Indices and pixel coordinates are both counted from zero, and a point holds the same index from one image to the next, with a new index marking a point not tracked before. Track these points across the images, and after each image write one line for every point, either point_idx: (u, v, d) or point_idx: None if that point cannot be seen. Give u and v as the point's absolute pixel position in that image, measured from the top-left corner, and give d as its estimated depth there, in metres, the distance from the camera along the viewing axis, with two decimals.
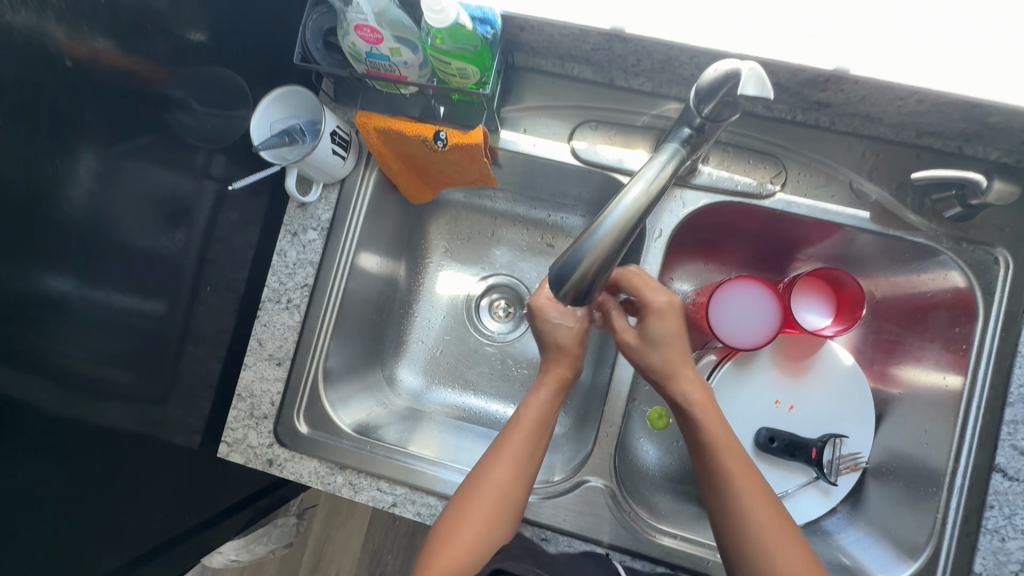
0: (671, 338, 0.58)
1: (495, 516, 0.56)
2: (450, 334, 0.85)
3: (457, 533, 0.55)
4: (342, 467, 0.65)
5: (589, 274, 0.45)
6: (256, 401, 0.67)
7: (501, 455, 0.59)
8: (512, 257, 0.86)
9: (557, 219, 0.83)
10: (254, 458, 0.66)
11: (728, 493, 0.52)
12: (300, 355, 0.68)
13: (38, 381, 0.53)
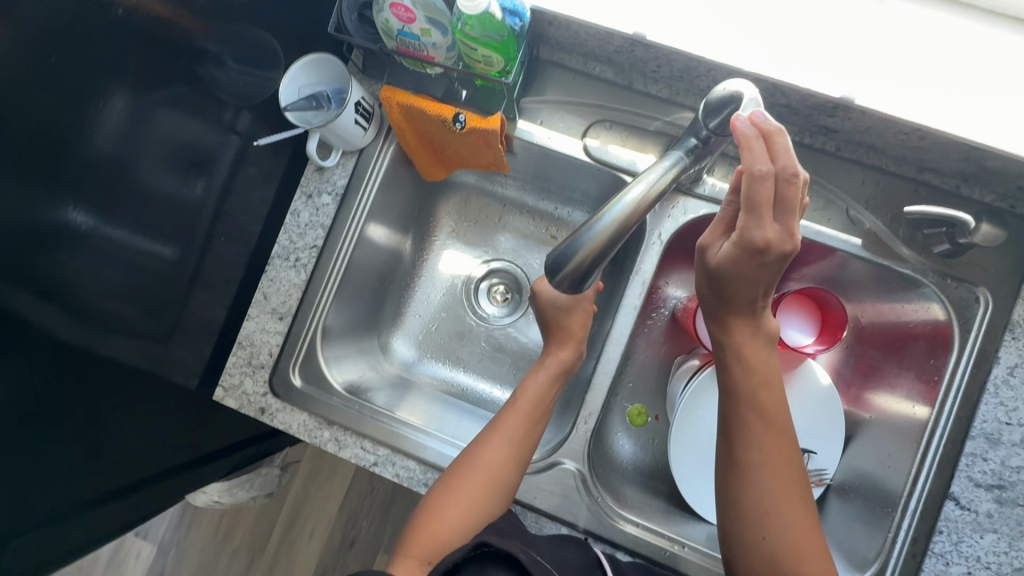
0: (745, 285, 0.51)
1: (487, 489, 0.60)
2: (447, 312, 0.88)
3: (444, 509, 0.59)
4: (330, 423, 0.68)
5: (583, 265, 0.48)
6: (255, 350, 0.70)
7: (489, 438, 0.63)
8: (515, 244, 0.89)
9: (563, 213, 0.85)
10: (247, 404, 0.69)
11: (764, 477, 0.53)
12: (302, 313, 0.71)
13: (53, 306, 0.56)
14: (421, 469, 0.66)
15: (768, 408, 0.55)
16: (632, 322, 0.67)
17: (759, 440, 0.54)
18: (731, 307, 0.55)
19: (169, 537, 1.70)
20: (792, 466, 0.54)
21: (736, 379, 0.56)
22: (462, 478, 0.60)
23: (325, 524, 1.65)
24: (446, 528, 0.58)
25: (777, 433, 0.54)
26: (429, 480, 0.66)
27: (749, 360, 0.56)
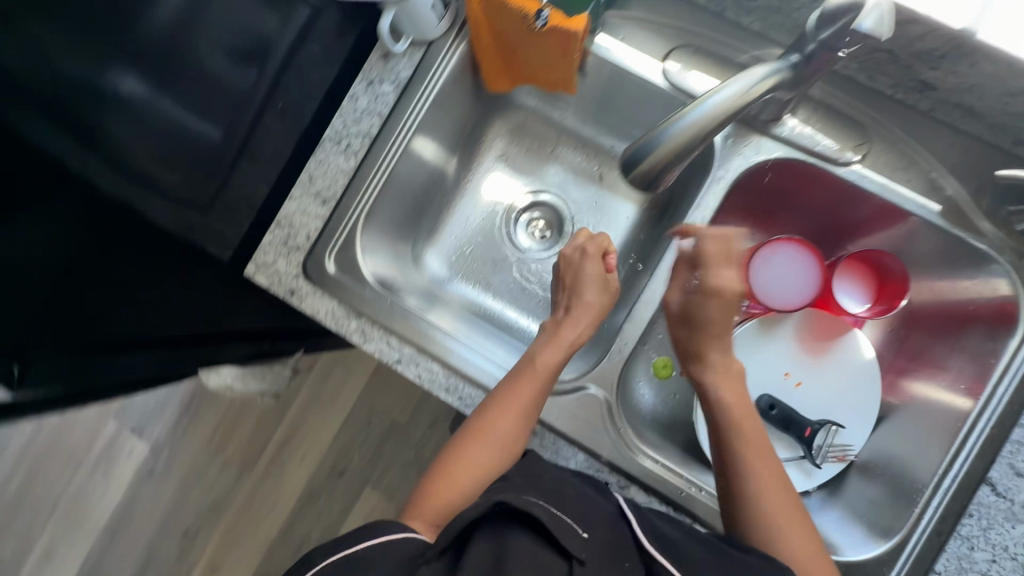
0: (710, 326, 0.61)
1: (494, 459, 0.60)
2: (483, 237, 0.86)
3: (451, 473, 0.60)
4: (358, 314, 0.67)
5: (657, 166, 0.47)
6: (292, 231, 0.69)
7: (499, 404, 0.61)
8: (564, 177, 0.86)
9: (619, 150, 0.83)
10: (277, 283, 0.68)
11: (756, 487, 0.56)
12: (346, 200, 0.69)
13: (83, 149, 0.61)
14: (444, 373, 0.65)
15: (746, 422, 0.59)
16: (685, 258, 0.65)
17: (748, 450, 0.57)
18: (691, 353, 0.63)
19: (163, 439, 1.73)
20: (778, 477, 0.57)
21: (724, 402, 0.60)
22: (471, 443, 0.60)
23: (317, 450, 1.68)
24: (454, 493, 0.59)
25: (761, 444, 0.58)
26: (450, 386, 0.65)
27: (725, 388, 0.61)
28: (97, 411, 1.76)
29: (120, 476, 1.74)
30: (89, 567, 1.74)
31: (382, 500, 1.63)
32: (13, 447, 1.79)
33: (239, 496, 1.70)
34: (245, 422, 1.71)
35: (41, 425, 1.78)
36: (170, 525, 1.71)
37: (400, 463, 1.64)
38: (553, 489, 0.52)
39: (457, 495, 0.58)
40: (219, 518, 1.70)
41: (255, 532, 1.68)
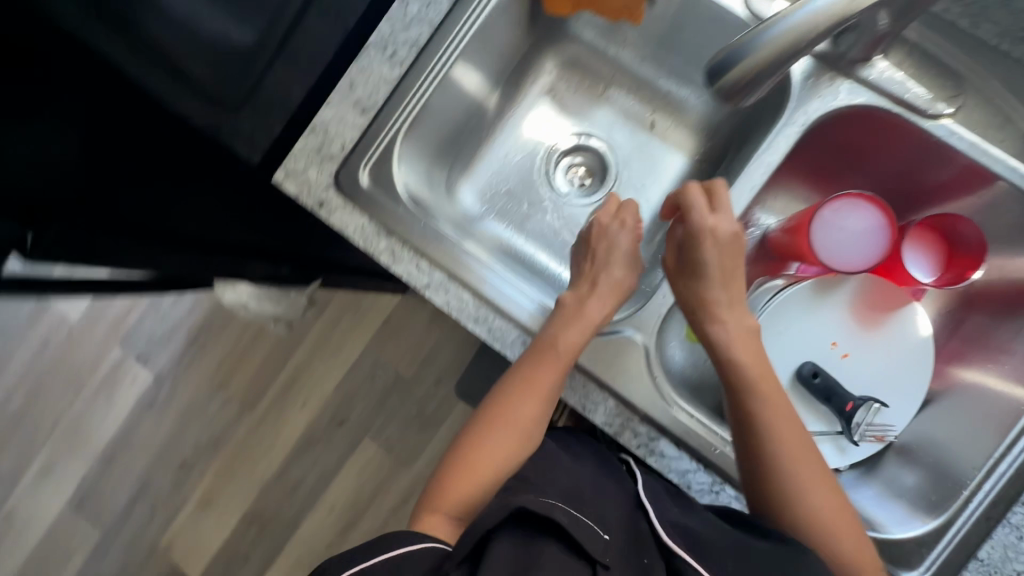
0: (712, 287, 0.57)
1: (513, 449, 0.59)
2: (520, 177, 0.82)
3: (469, 469, 0.59)
4: (389, 234, 0.63)
5: (749, 75, 0.43)
6: (327, 139, 0.64)
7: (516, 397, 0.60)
8: (613, 120, 0.81)
9: (676, 95, 0.78)
10: (307, 193, 0.64)
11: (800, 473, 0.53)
12: (388, 110, 0.64)
13: (90, 18, 0.58)
14: (475, 304, 0.62)
15: (775, 399, 0.54)
16: (748, 200, 0.60)
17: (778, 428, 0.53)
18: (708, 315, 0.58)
19: (167, 369, 1.72)
20: (817, 460, 0.54)
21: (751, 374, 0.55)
22: (490, 439, 0.60)
23: (319, 396, 1.66)
24: (472, 485, 0.59)
25: (791, 426, 0.54)
26: (479, 316, 0.62)
27: (739, 347, 0.56)
28: (103, 335, 1.75)
29: (122, 402, 1.74)
30: (85, 488, 1.74)
31: (380, 452, 1.62)
32: (17, 362, 1.79)
33: (237, 434, 1.69)
34: (250, 360, 1.70)
35: (46, 343, 1.78)
36: (166, 455, 1.71)
37: (400, 418, 1.63)
38: (570, 490, 0.53)
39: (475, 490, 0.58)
40: (216, 453, 1.70)
41: (251, 471, 1.68)
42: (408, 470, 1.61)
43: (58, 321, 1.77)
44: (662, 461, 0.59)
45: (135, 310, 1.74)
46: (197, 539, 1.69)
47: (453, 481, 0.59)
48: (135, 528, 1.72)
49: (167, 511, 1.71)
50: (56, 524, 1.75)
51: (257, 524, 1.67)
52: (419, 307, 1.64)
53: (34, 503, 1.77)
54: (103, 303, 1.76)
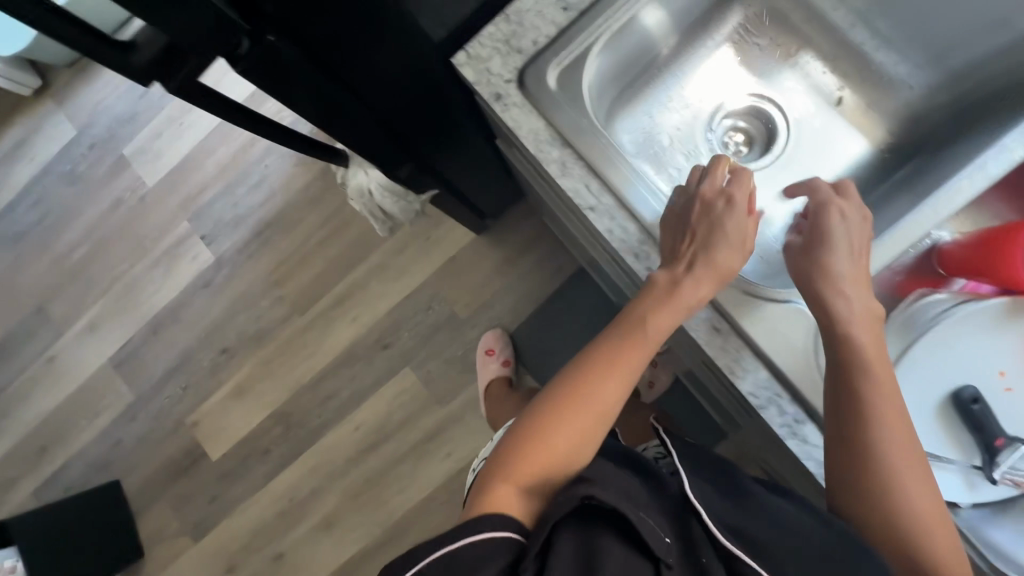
0: (845, 283, 0.60)
1: (593, 422, 0.59)
2: (686, 127, 0.80)
3: (547, 437, 0.58)
4: (563, 144, 0.59)
5: None
6: (520, 31, 0.60)
7: (606, 371, 0.59)
8: (787, 87, 0.85)
9: (875, 62, 0.82)
10: (485, 83, 0.60)
11: (890, 472, 0.57)
12: (593, 14, 0.60)
13: None
14: (638, 238, 0.59)
15: (886, 403, 0.59)
16: (980, 189, 0.64)
17: (886, 440, 0.58)
18: (830, 285, 0.60)
19: (228, 255, 1.73)
20: (912, 453, 0.58)
21: (868, 355, 0.59)
22: (571, 407, 0.59)
23: (369, 317, 1.66)
24: (549, 457, 0.58)
25: (898, 433, 0.58)
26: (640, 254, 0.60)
27: (858, 326, 0.60)
28: (175, 207, 1.76)
29: (179, 276, 1.76)
30: (128, 349, 1.78)
31: (417, 385, 1.62)
32: (88, 214, 1.81)
33: (283, 333, 1.70)
34: (310, 265, 1.69)
35: (118, 203, 1.79)
36: (211, 337, 1.73)
37: (445, 356, 1.61)
38: (632, 492, 0.56)
39: (550, 466, 0.58)
40: (259, 347, 1.71)
41: (288, 372, 1.70)
42: (441, 409, 1.60)
43: (134, 183, 1.78)
44: (803, 445, 0.64)
45: (209, 190, 1.74)
46: (222, 424, 1.72)
47: (531, 453, 0.57)
48: (167, 399, 1.75)
49: (200, 390, 1.74)
50: (94, 377, 1.80)
51: (282, 424, 1.69)
52: (488, 253, 1.60)
53: (78, 352, 1.81)
54: (181, 176, 1.76)
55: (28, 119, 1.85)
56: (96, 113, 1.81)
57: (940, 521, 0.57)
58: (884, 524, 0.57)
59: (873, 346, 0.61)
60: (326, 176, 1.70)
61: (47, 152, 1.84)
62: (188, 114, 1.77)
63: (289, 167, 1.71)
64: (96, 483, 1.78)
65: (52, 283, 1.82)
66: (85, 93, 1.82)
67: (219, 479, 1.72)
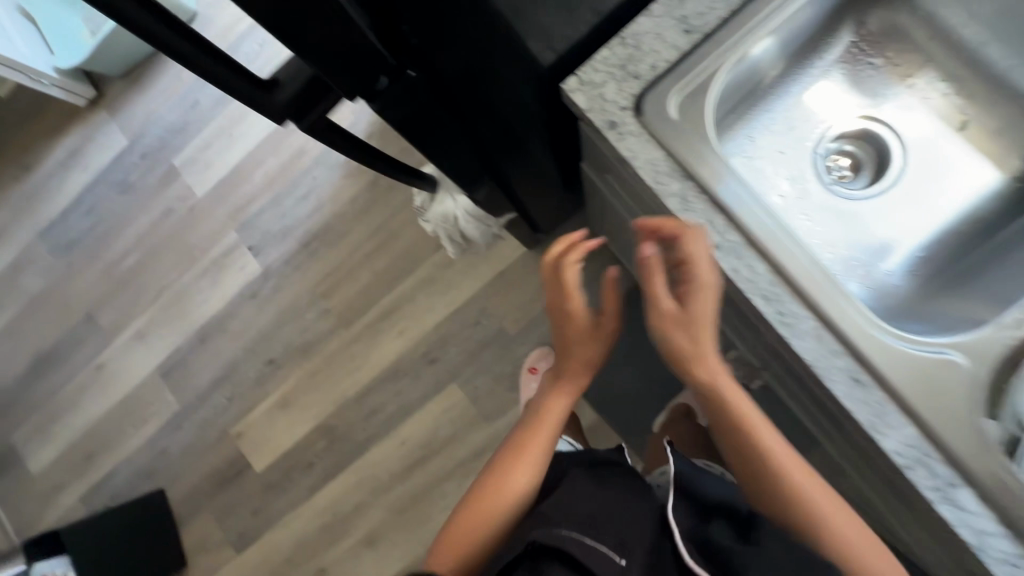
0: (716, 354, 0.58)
1: (515, 488, 0.78)
2: (794, 142, 0.79)
3: (473, 516, 0.77)
4: (684, 178, 0.56)
5: None
6: (638, 55, 0.56)
7: (510, 469, 0.79)
8: (898, 107, 0.82)
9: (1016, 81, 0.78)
10: (599, 111, 0.57)
11: (796, 501, 0.67)
12: (718, 37, 0.56)
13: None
14: (769, 278, 0.57)
15: (766, 446, 0.69)
16: None
17: (783, 475, 0.68)
18: (704, 371, 0.58)
19: (275, 266, 1.73)
20: (810, 482, 0.68)
21: (737, 412, 0.70)
22: (496, 481, 0.79)
23: (416, 331, 1.64)
24: (486, 521, 0.77)
25: (788, 468, 0.69)
26: (769, 292, 0.57)
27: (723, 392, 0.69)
28: (223, 218, 1.76)
29: (226, 286, 1.76)
30: (174, 359, 1.79)
31: (464, 402, 1.59)
32: (138, 224, 1.82)
33: (329, 345, 1.69)
34: (357, 277, 1.68)
35: (168, 212, 1.80)
36: (257, 348, 1.73)
37: (493, 372, 1.58)
38: (590, 518, 0.67)
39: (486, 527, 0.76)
40: (304, 359, 1.70)
41: (334, 384, 1.68)
42: (489, 426, 1.57)
43: (183, 193, 1.79)
44: (957, 512, 0.57)
45: (257, 201, 1.74)
46: (267, 435, 1.72)
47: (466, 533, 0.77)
48: (212, 409, 1.75)
49: (246, 401, 1.73)
50: (142, 385, 1.81)
51: (327, 437, 1.68)
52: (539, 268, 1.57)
53: (126, 360, 1.82)
54: (230, 186, 1.76)
55: (82, 129, 1.88)
56: (147, 123, 1.83)
57: (857, 530, 0.66)
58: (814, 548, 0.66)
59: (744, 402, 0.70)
60: (374, 187, 1.69)
61: (100, 162, 1.86)
62: (238, 125, 1.77)
63: (337, 178, 1.70)
64: (142, 490, 1.78)
65: (102, 291, 1.84)
66: (137, 103, 1.84)
67: (263, 491, 1.71)
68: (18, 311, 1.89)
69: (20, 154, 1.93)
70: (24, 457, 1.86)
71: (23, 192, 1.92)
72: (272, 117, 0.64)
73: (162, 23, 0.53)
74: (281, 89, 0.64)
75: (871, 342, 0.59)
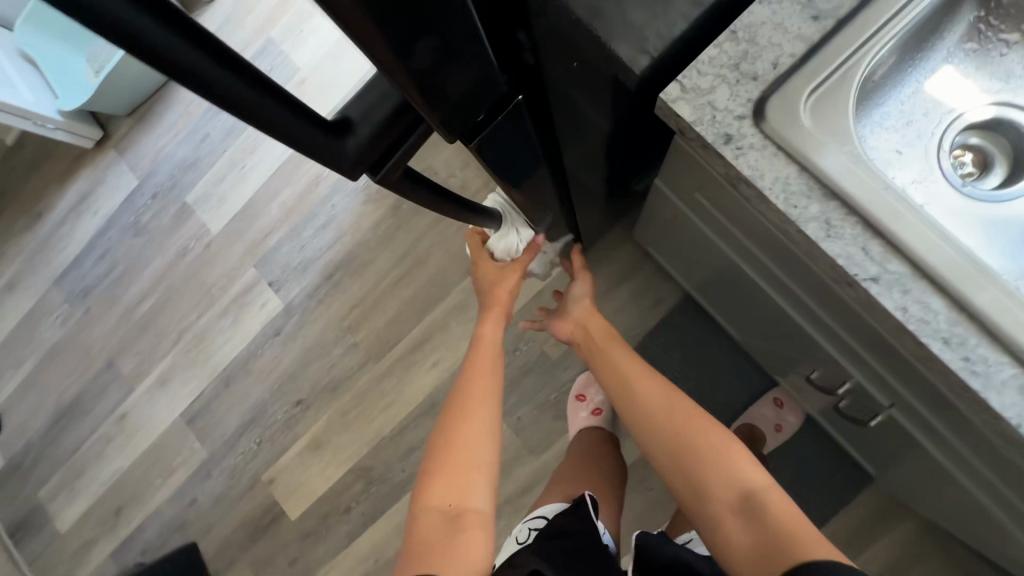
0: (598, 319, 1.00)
1: (489, 415, 0.80)
2: (916, 136, 0.63)
3: (456, 439, 0.76)
4: (825, 198, 0.47)
5: None
6: (754, 54, 0.48)
7: (469, 396, 0.82)
8: None
9: None
10: (709, 122, 0.48)
11: (695, 459, 0.73)
12: (853, 23, 0.47)
13: None
14: (948, 317, 0.45)
15: (669, 410, 0.80)
16: None
17: (684, 435, 0.76)
18: (605, 339, 0.96)
19: (297, 302, 1.64)
20: (716, 433, 0.75)
21: (644, 383, 0.85)
22: (470, 410, 0.80)
23: (450, 361, 1.54)
24: (469, 440, 0.76)
25: (690, 424, 0.77)
26: (951, 333, 0.45)
27: (630, 368, 0.88)
28: (240, 254, 1.68)
29: (248, 326, 1.67)
30: (198, 406, 1.70)
31: (508, 435, 1.47)
32: (153, 266, 1.75)
33: (359, 382, 1.59)
34: (385, 308, 1.59)
35: (183, 252, 1.73)
36: (284, 390, 1.64)
37: (537, 401, 1.47)
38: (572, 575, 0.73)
39: (472, 447, 0.75)
40: (335, 398, 1.61)
41: (367, 423, 1.59)
42: (536, 460, 1.45)
43: (198, 231, 1.72)
44: None
45: (275, 235, 1.66)
46: (301, 480, 1.62)
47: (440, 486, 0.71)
48: (241, 456, 1.66)
49: (276, 446, 1.64)
50: (165, 434, 1.72)
51: (364, 479, 1.58)
52: None
53: (149, 409, 1.74)
54: (245, 221, 1.68)
55: (91, 172, 1.82)
56: (157, 161, 1.76)
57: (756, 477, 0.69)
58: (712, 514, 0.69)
59: (651, 378, 0.86)
60: (396, 212, 1.60)
61: (111, 204, 1.80)
62: (250, 156, 1.70)
63: (357, 206, 1.61)
64: (174, 545, 1.69)
65: (120, 339, 1.77)
66: (145, 141, 1.77)
67: (299, 540, 1.61)
68: (37, 363, 1.83)
69: (29, 202, 1.87)
70: (50, 516, 1.79)
71: (34, 240, 1.86)
72: (344, 171, 0.53)
73: (225, 65, 0.40)
74: (353, 136, 0.52)
75: None
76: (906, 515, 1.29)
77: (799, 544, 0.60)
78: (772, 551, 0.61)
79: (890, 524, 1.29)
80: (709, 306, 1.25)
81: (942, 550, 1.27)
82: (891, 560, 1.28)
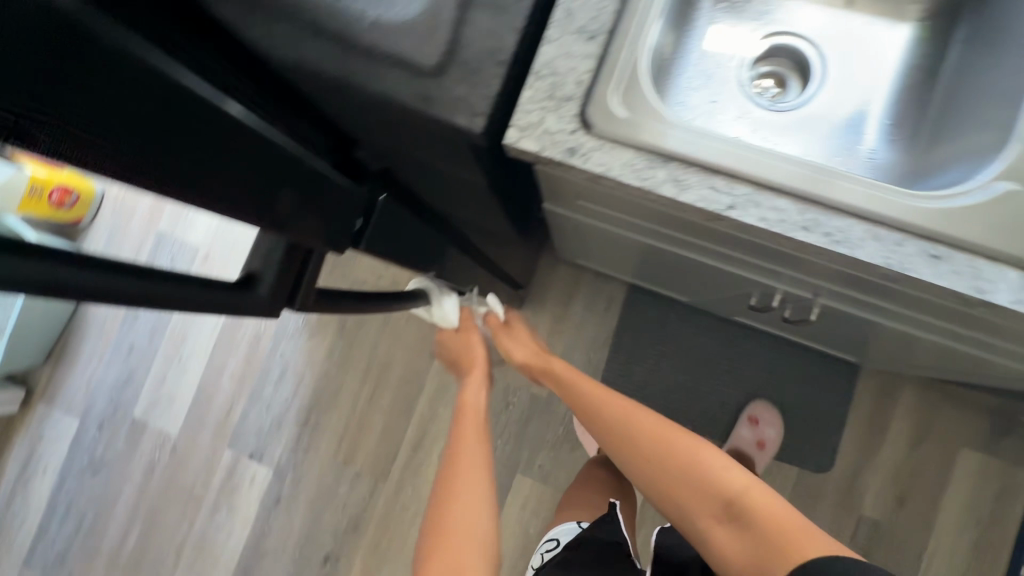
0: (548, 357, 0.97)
1: (477, 485, 0.78)
2: (718, 83, 0.75)
3: (447, 520, 0.74)
4: (666, 162, 0.56)
5: None
6: (558, 79, 0.58)
7: (454, 471, 0.80)
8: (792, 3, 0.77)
9: None
10: (552, 145, 0.57)
11: (678, 483, 0.77)
12: (621, 28, 0.58)
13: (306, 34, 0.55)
14: (797, 210, 0.54)
15: (642, 433, 0.81)
16: None
17: (662, 458, 0.78)
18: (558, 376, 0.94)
19: (285, 461, 1.59)
20: (698, 449, 0.77)
21: (611, 408, 0.85)
22: (455, 490, 0.77)
23: None
24: (458, 514, 0.74)
25: (668, 443, 0.79)
26: (807, 222, 0.54)
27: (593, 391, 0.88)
28: (210, 440, 1.63)
29: (245, 507, 1.60)
30: None
31: (536, 486, 1.46)
32: (125, 495, 1.65)
33: (377, 508, 1.54)
34: (371, 425, 1.57)
35: (151, 467, 1.65)
36: (308, 553, 1.56)
37: (548, 442, 1.48)
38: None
39: (468, 523, 0.73)
40: (360, 536, 1.54)
41: (402, 543, 1.53)
42: None
43: (159, 440, 1.65)
44: None
45: (237, 407, 1.63)
46: None
47: (440, 571, 0.69)
48: None
49: None
50: None
51: None
52: (536, 321, 1.49)
53: None
54: (203, 407, 1.64)
55: (26, 433, 1.73)
56: (90, 392, 1.70)
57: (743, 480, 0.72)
58: (703, 536, 0.74)
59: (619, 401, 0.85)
60: (343, 332, 1.61)
61: (58, 455, 1.70)
62: (183, 345, 1.67)
63: (304, 343, 1.62)
64: None
65: None
66: (71, 379, 1.72)
67: None
68: None
69: None
70: None
71: None
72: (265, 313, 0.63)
73: (135, 273, 0.48)
74: (262, 282, 0.62)
75: (908, 212, 0.53)
76: (902, 382, 1.37)
77: (790, 541, 0.65)
78: (763, 556, 0.67)
79: (894, 397, 1.37)
80: (652, 286, 1.33)
81: (946, 397, 1.35)
82: (909, 427, 1.35)
